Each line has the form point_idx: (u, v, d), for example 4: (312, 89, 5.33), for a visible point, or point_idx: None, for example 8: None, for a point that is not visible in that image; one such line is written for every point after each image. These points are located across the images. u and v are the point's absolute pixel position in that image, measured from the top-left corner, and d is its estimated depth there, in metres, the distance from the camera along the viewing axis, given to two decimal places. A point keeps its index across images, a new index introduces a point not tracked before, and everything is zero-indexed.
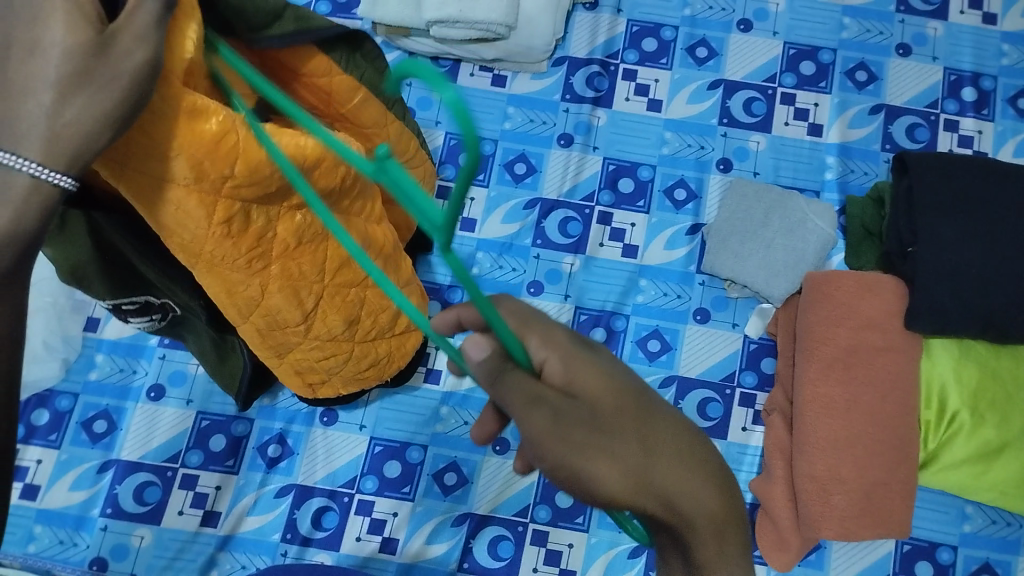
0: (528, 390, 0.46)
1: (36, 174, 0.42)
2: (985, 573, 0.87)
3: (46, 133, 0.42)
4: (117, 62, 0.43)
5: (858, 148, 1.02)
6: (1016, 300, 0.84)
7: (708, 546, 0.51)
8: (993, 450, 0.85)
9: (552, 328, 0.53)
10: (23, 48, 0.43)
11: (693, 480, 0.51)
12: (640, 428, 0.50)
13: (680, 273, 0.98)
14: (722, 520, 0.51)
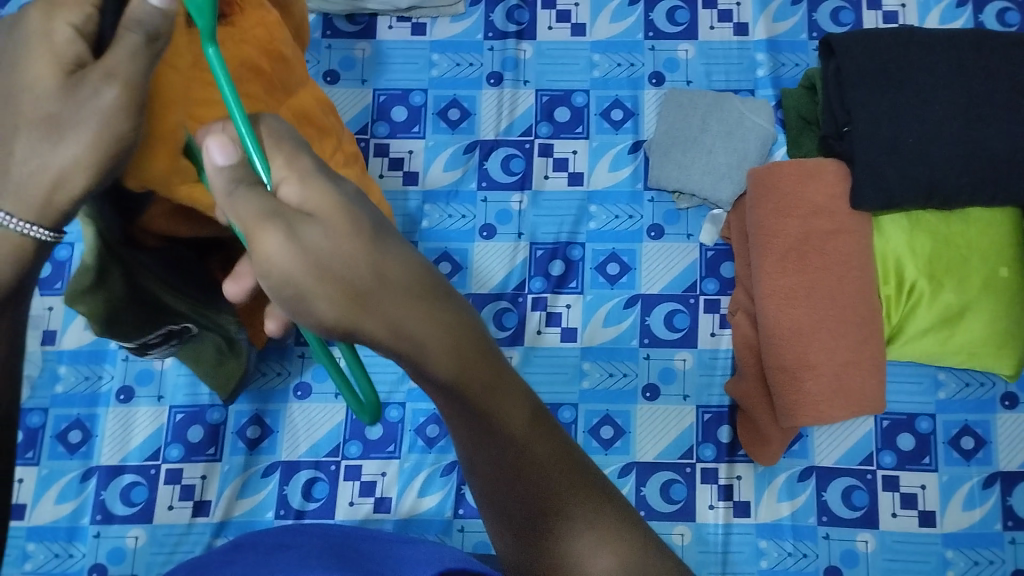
0: (255, 204, 0.39)
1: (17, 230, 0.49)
2: (966, 436, 0.89)
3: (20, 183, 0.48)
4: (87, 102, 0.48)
5: (786, 41, 1.01)
6: (955, 167, 0.85)
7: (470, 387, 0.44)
8: (955, 314, 0.87)
9: (301, 154, 0.44)
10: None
11: (453, 345, 0.43)
12: (379, 257, 0.40)
13: (629, 192, 0.97)
14: (475, 356, 0.44)
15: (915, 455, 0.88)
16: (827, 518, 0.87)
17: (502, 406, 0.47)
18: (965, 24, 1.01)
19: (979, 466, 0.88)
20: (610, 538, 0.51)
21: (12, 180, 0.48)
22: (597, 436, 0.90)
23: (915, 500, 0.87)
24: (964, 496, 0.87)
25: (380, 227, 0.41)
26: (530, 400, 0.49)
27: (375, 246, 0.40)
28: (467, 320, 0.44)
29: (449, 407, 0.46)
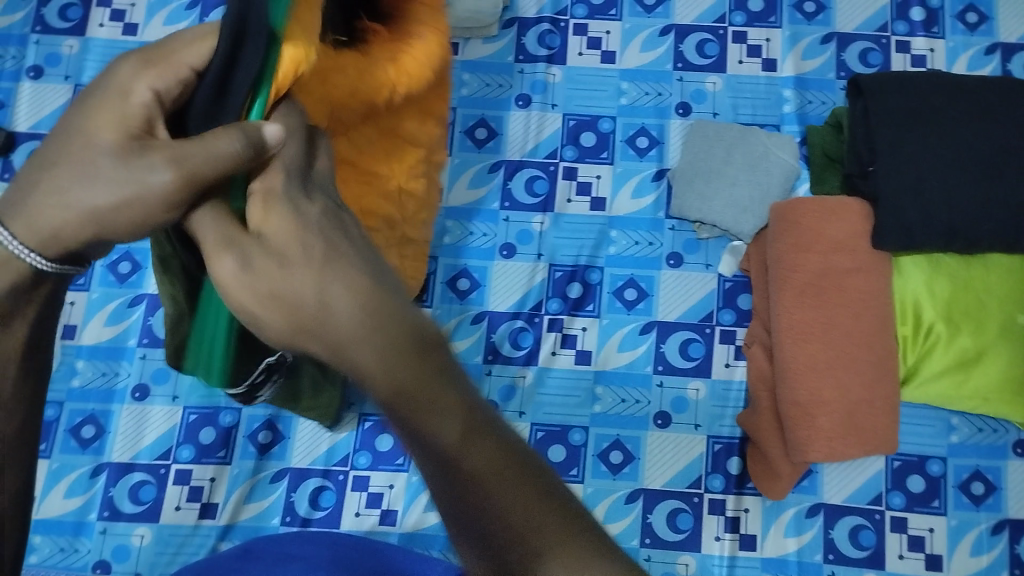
0: (220, 234, 0.46)
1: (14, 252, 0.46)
2: (976, 481, 0.88)
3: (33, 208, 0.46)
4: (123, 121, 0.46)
5: (814, 79, 1.02)
6: (977, 211, 0.85)
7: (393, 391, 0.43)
8: (970, 358, 0.87)
9: (303, 207, 0.49)
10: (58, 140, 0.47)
11: (382, 352, 0.44)
12: (307, 243, 0.47)
13: (650, 219, 0.98)
14: (398, 355, 0.44)
15: (925, 498, 0.88)
16: (834, 557, 0.87)
17: (435, 428, 0.41)
18: (992, 71, 1.01)
19: (988, 512, 0.87)
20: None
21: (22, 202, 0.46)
22: (606, 460, 0.90)
23: (923, 543, 0.87)
24: (971, 542, 0.87)
25: (342, 259, 0.48)
26: (478, 414, 0.42)
27: (323, 268, 0.47)
28: (416, 333, 0.45)
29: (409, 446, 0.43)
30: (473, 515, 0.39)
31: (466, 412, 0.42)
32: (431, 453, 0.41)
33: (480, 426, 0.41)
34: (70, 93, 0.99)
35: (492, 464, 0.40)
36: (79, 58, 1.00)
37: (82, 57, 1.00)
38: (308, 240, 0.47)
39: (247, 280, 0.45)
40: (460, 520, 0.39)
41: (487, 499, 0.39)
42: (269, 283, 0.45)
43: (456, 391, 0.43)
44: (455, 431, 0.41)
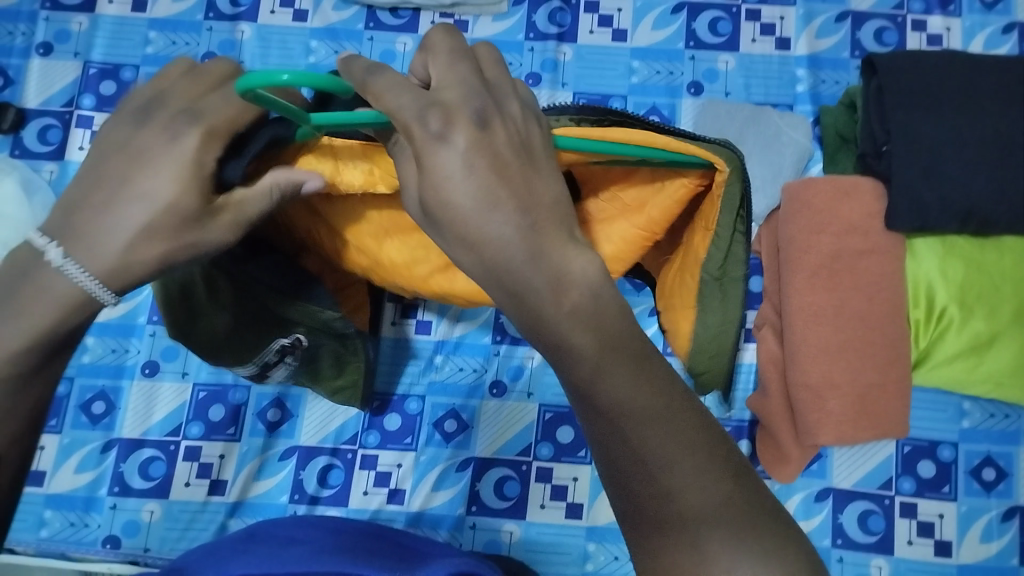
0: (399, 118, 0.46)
1: (91, 289, 0.48)
2: (987, 467, 0.88)
3: (118, 261, 0.48)
4: (201, 232, 0.49)
5: (828, 58, 1.00)
6: (993, 194, 0.85)
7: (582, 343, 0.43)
8: (984, 342, 0.86)
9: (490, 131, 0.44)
10: (113, 182, 0.48)
11: (578, 310, 0.43)
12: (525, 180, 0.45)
13: (670, 51, 1.00)
14: (605, 320, 0.44)
15: (936, 484, 0.87)
16: (842, 541, 0.86)
17: (616, 396, 0.43)
18: (1009, 51, 1.00)
19: (999, 498, 0.87)
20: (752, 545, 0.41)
21: (85, 230, 0.47)
22: None
23: (932, 529, 0.86)
24: (981, 528, 0.86)
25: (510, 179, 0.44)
26: (670, 402, 0.43)
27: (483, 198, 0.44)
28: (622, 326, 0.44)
29: (575, 401, 0.45)
30: (631, 465, 0.42)
31: (625, 355, 0.43)
32: (603, 413, 0.43)
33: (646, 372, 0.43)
34: (79, 71, 0.99)
35: (670, 453, 0.42)
36: (88, 34, 0.99)
37: (91, 33, 0.99)
38: (476, 162, 0.44)
39: (464, 160, 0.44)
40: (617, 467, 0.43)
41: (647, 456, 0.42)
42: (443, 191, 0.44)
43: (652, 376, 0.43)
44: (643, 408, 0.42)
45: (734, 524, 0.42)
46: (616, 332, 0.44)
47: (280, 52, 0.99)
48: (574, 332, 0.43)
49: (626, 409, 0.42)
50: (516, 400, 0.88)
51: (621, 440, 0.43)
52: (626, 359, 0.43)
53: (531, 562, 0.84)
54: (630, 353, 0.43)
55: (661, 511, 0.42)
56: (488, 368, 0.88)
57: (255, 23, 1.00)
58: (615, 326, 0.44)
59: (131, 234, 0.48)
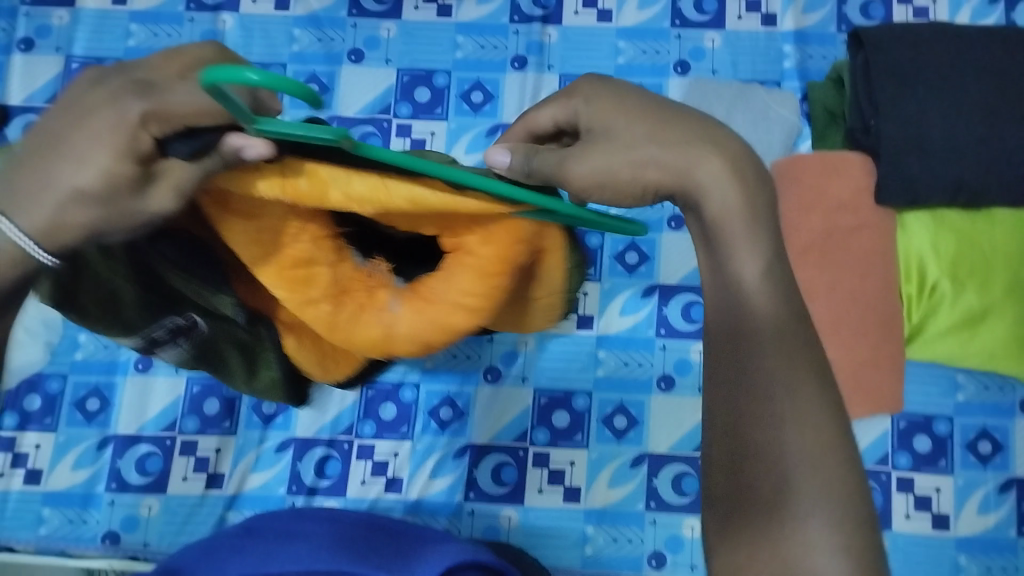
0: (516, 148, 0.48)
1: (21, 244, 0.44)
2: (983, 440, 0.88)
3: (48, 222, 0.44)
4: (136, 203, 0.45)
5: (815, 33, 1.00)
6: (983, 165, 0.84)
7: (769, 321, 0.44)
8: (976, 316, 0.86)
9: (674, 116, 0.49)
10: (45, 141, 0.44)
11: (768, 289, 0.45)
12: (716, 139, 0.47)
13: (656, 30, 1.00)
14: (790, 321, 0.44)
15: (931, 458, 0.88)
16: None
17: (774, 374, 0.43)
18: (997, 21, 0.99)
19: (995, 471, 0.87)
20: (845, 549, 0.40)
21: (15, 192, 0.44)
22: (611, 426, 0.87)
23: (929, 503, 0.87)
24: (978, 501, 0.87)
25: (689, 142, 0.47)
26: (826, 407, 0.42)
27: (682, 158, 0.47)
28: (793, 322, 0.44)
29: (719, 372, 0.44)
30: (749, 447, 0.42)
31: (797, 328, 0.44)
32: (750, 387, 0.43)
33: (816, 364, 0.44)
34: (61, 66, 0.98)
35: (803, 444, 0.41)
36: (69, 29, 0.99)
37: (72, 28, 0.99)
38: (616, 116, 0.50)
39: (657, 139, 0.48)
40: (739, 435, 0.42)
41: (762, 414, 0.42)
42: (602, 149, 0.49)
43: (821, 377, 0.43)
44: (799, 397, 0.42)
45: (827, 518, 0.40)
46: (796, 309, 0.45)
47: (263, 43, 0.99)
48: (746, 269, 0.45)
49: (760, 372, 0.43)
50: (511, 385, 0.88)
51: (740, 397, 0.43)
52: (796, 349, 0.43)
53: (531, 546, 0.84)
54: (800, 327, 0.44)
55: (756, 484, 0.41)
56: (482, 355, 0.88)
57: (237, 13, 0.99)
58: (795, 319, 0.44)
59: (62, 195, 0.44)
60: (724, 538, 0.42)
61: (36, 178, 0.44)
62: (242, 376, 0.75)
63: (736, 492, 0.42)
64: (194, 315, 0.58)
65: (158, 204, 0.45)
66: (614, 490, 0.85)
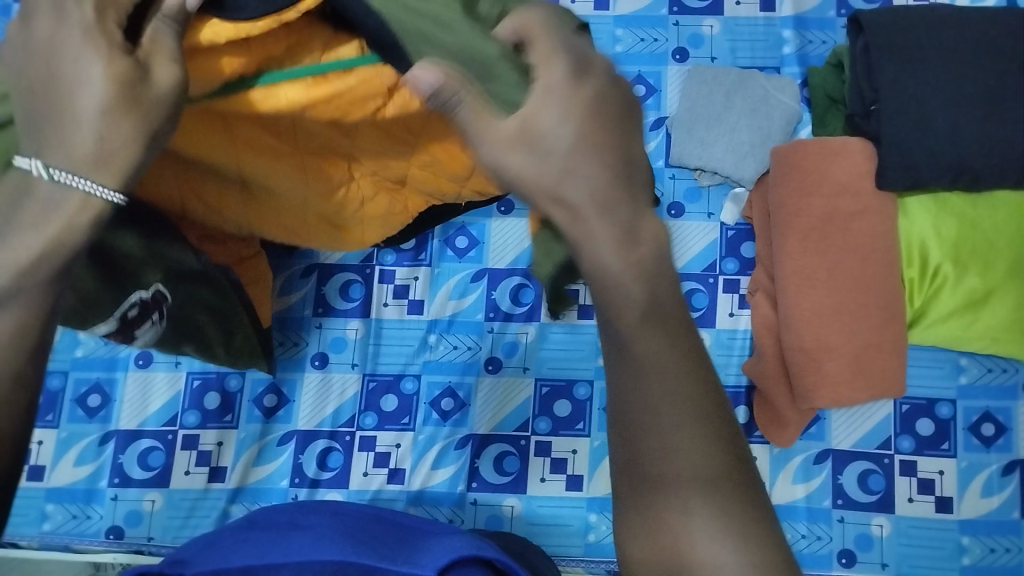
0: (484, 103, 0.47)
1: (92, 192, 0.43)
2: (986, 423, 0.88)
3: (96, 151, 0.43)
4: (149, 91, 0.43)
5: (814, 18, 0.99)
6: (984, 147, 0.84)
7: (643, 311, 0.45)
8: (978, 298, 0.85)
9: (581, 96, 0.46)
10: (44, 87, 0.43)
11: (654, 287, 0.45)
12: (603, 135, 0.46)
13: (654, 17, 0.99)
14: (672, 322, 0.45)
15: (935, 441, 0.87)
16: (843, 502, 0.86)
17: (649, 355, 0.44)
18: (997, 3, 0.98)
19: (998, 453, 0.87)
20: (722, 518, 0.42)
21: (48, 133, 0.43)
22: None
23: (933, 485, 0.86)
24: (982, 483, 0.86)
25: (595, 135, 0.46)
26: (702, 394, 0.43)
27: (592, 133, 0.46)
28: (680, 319, 0.46)
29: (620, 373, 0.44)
30: (644, 420, 0.43)
31: (680, 350, 0.45)
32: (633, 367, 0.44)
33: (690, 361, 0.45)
34: None
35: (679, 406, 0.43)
36: None
37: None
38: (578, 118, 0.46)
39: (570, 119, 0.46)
40: (629, 420, 0.43)
41: (650, 441, 0.43)
42: (531, 108, 0.46)
43: (703, 368, 0.45)
44: (673, 369, 0.44)
45: (729, 513, 0.42)
46: (674, 330, 0.45)
47: None
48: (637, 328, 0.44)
49: (644, 412, 0.43)
50: (513, 374, 0.88)
51: (639, 430, 0.43)
52: (672, 333, 0.45)
53: (533, 535, 0.84)
54: (684, 338, 0.45)
55: (648, 454, 0.43)
56: (482, 345, 0.88)
57: None
58: (675, 317, 0.45)
59: (95, 116, 0.42)
60: (636, 522, 0.43)
61: (58, 107, 0.43)
62: (208, 351, 0.75)
63: (633, 474, 0.43)
64: (155, 285, 0.63)
65: (166, 78, 0.43)
66: None
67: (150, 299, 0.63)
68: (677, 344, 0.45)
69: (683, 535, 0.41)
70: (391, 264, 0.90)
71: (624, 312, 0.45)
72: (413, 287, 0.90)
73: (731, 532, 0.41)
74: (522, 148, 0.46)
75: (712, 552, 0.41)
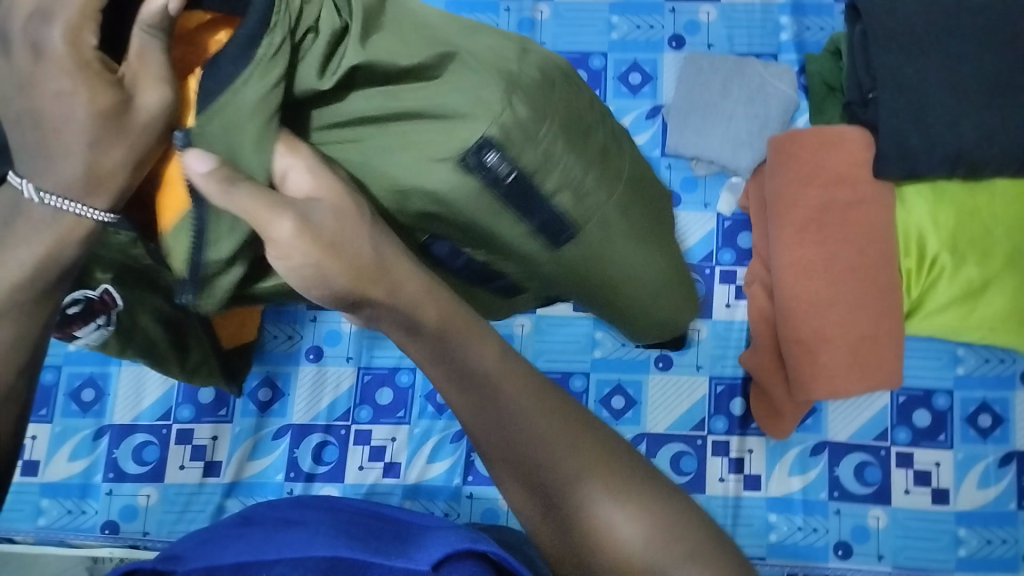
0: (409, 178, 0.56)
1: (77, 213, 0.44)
2: (982, 413, 0.87)
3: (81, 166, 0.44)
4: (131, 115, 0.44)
5: (812, 4, 0.98)
6: (983, 136, 0.83)
7: (484, 365, 0.45)
8: (976, 289, 0.85)
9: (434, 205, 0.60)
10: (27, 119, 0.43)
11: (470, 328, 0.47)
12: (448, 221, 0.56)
13: (650, 3, 0.98)
14: (514, 365, 0.45)
15: (931, 432, 0.87)
16: (839, 494, 0.86)
17: (498, 385, 0.44)
18: None
19: (995, 444, 0.87)
20: (637, 507, 0.43)
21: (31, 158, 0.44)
22: (608, 406, 0.88)
23: (929, 477, 0.86)
24: (979, 474, 0.86)
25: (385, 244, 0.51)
26: (549, 391, 0.45)
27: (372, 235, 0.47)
28: (503, 347, 0.46)
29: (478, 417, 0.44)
30: (520, 445, 0.43)
31: (519, 367, 0.46)
32: (498, 411, 0.44)
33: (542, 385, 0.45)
34: None
35: (549, 423, 0.44)
36: None
37: None
38: (297, 242, 0.44)
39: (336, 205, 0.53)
40: (508, 443, 0.43)
41: (531, 441, 0.43)
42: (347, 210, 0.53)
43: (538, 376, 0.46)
44: (525, 391, 0.44)
45: (628, 484, 0.43)
46: (509, 351, 0.46)
47: None
48: (508, 384, 0.44)
49: (523, 437, 0.43)
50: None
51: (519, 435, 0.43)
52: (515, 365, 0.45)
53: None
54: (519, 368, 0.45)
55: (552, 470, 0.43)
56: None
57: None
58: (508, 358, 0.46)
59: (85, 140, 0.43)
60: (560, 535, 0.43)
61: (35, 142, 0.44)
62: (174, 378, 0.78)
63: (539, 486, 0.43)
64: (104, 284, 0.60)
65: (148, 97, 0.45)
66: None
67: (95, 299, 0.60)
68: (526, 376, 0.45)
69: (602, 516, 0.42)
70: None
71: (478, 353, 0.45)
72: None
73: (643, 505, 0.43)
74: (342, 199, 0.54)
75: (636, 535, 0.42)
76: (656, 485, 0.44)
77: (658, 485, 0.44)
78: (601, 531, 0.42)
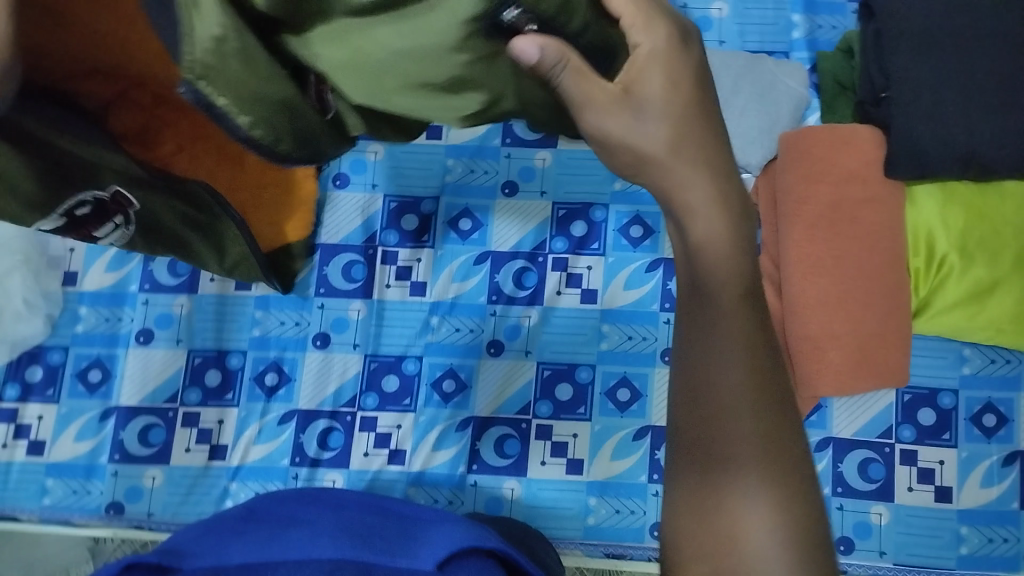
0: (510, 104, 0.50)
1: None
2: (988, 414, 0.87)
3: None
4: None
5: (825, 2, 0.97)
6: (995, 137, 0.83)
7: (727, 300, 0.45)
8: (985, 288, 0.85)
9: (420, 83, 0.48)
10: None
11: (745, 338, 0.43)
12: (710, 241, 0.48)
13: None
14: (743, 326, 0.44)
15: (936, 431, 0.87)
16: (842, 490, 0.86)
17: (721, 365, 0.43)
18: None
19: (1000, 444, 0.87)
20: (780, 516, 0.41)
21: None
22: (613, 398, 0.86)
23: (933, 475, 0.86)
24: (983, 473, 0.86)
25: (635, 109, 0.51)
26: (758, 375, 0.43)
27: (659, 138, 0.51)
28: (743, 293, 0.45)
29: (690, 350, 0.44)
30: (710, 408, 0.42)
31: (747, 330, 0.44)
32: (708, 380, 0.43)
33: (764, 367, 0.43)
34: None
35: (741, 404, 0.42)
36: None
37: None
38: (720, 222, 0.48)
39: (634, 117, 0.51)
40: (698, 400, 0.43)
41: (722, 426, 0.42)
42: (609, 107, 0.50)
43: (756, 353, 0.43)
44: (735, 351, 0.43)
45: (771, 481, 0.41)
46: (761, 352, 0.43)
47: None
48: (729, 370, 0.42)
49: (716, 428, 0.42)
50: (514, 357, 0.87)
51: (703, 396, 0.43)
52: (734, 333, 0.43)
53: (532, 518, 0.84)
54: (746, 323, 0.44)
55: (717, 434, 0.42)
56: (485, 327, 0.88)
57: None
58: (743, 305, 0.44)
59: None
60: (688, 486, 0.42)
61: None
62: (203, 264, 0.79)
63: (701, 439, 0.42)
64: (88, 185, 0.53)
65: None
66: (616, 463, 0.85)
67: None
68: (745, 347, 0.43)
69: (737, 508, 0.41)
70: (393, 245, 0.90)
71: (727, 317, 0.44)
72: (415, 268, 0.89)
73: (780, 510, 0.41)
74: (620, 109, 0.50)
75: (759, 530, 0.40)
76: (823, 531, 0.41)
77: (803, 490, 0.41)
78: (724, 508, 0.41)
